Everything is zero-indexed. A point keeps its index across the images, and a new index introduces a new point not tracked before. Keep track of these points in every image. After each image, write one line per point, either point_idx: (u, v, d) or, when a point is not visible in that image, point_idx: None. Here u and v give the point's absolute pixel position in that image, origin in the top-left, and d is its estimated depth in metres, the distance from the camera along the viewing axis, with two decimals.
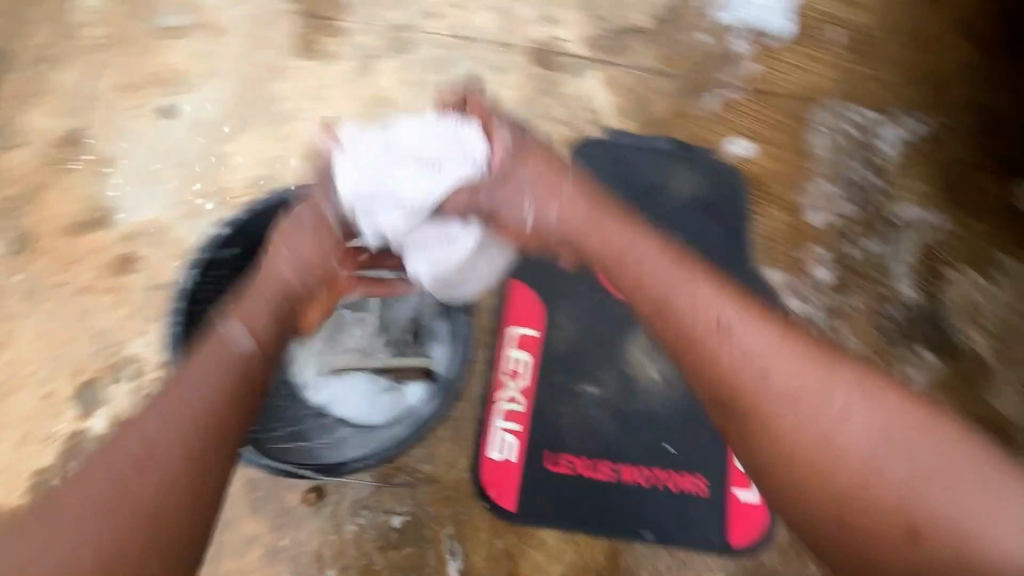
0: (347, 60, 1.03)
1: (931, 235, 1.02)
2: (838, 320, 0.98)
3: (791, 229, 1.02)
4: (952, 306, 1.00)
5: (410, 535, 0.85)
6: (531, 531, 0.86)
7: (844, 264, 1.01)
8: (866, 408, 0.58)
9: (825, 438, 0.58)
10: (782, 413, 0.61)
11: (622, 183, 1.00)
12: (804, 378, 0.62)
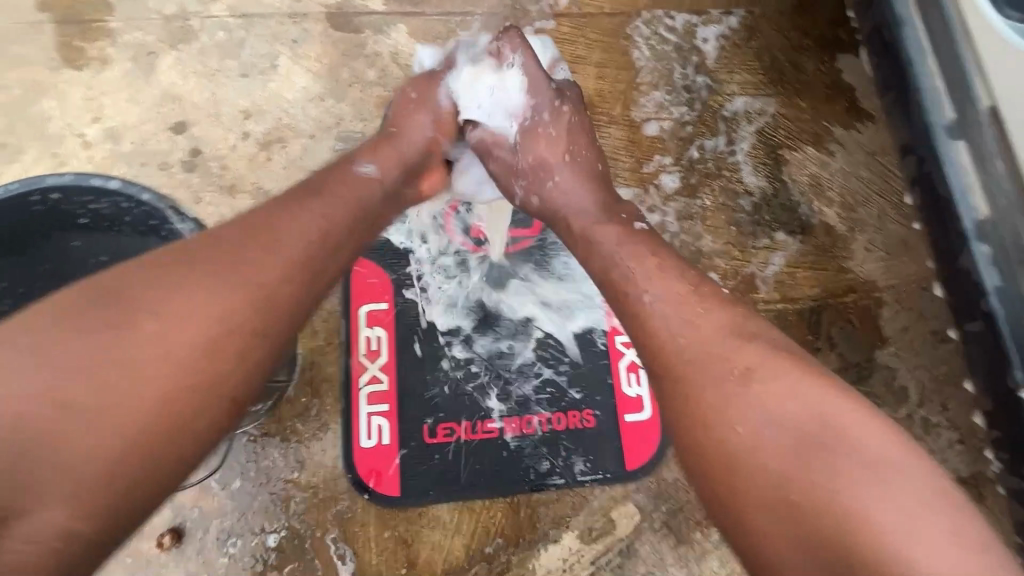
0: (121, 62, 0.93)
1: (763, 122, 1.04)
2: (693, 223, 0.97)
3: (631, 144, 1.00)
4: (797, 186, 1.01)
5: (290, 551, 0.78)
6: (422, 511, 0.81)
7: (688, 167, 1.00)
8: (791, 387, 0.52)
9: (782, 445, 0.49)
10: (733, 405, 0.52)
11: None
12: (766, 374, 0.53)
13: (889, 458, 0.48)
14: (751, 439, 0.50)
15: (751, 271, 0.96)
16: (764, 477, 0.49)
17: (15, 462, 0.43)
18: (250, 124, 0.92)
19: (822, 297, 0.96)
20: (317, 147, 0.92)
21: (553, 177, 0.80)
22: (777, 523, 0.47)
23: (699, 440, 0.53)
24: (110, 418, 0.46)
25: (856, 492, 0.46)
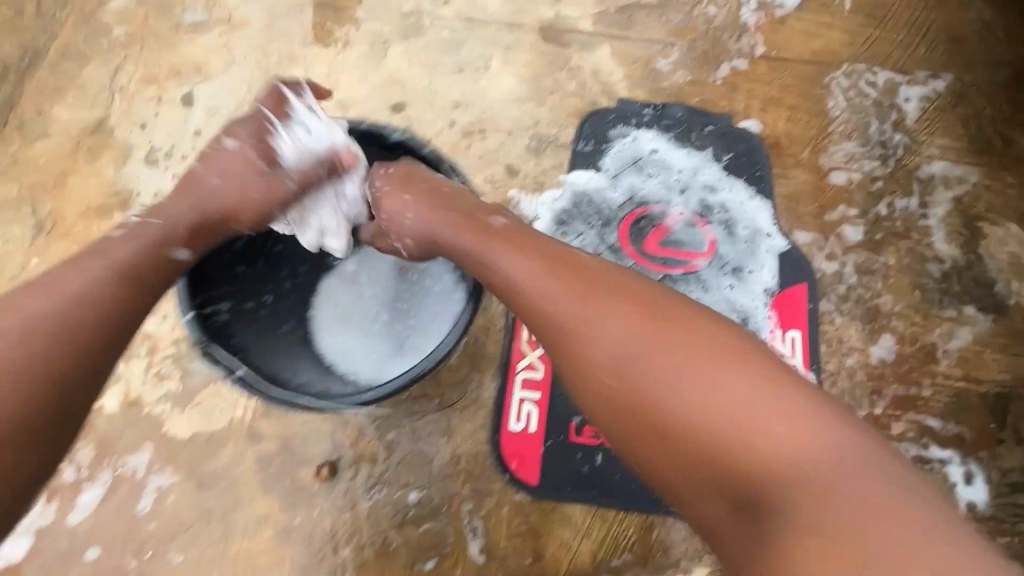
0: (360, 46, 1.05)
1: (962, 190, 0.98)
2: (873, 278, 0.93)
3: (815, 190, 0.98)
4: (994, 262, 0.94)
5: (428, 511, 0.80)
6: (556, 506, 0.81)
7: (873, 222, 0.96)
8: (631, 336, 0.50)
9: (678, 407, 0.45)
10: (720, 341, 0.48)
11: (636, 149, 0.99)
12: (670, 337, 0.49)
13: (774, 396, 0.44)
14: (714, 435, 0.43)
15: (932, 340, 0.90)
16: (694, 423, 0.44)
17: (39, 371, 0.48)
18: (458, 114, 1.01)
19: (1012, 385, 0.88)
20: (511, 143, 0.99)
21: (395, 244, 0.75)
22: (685, 474, 0.45)
23: (594, 388, 0.51)
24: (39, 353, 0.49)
25: (772, 443, 0.42)
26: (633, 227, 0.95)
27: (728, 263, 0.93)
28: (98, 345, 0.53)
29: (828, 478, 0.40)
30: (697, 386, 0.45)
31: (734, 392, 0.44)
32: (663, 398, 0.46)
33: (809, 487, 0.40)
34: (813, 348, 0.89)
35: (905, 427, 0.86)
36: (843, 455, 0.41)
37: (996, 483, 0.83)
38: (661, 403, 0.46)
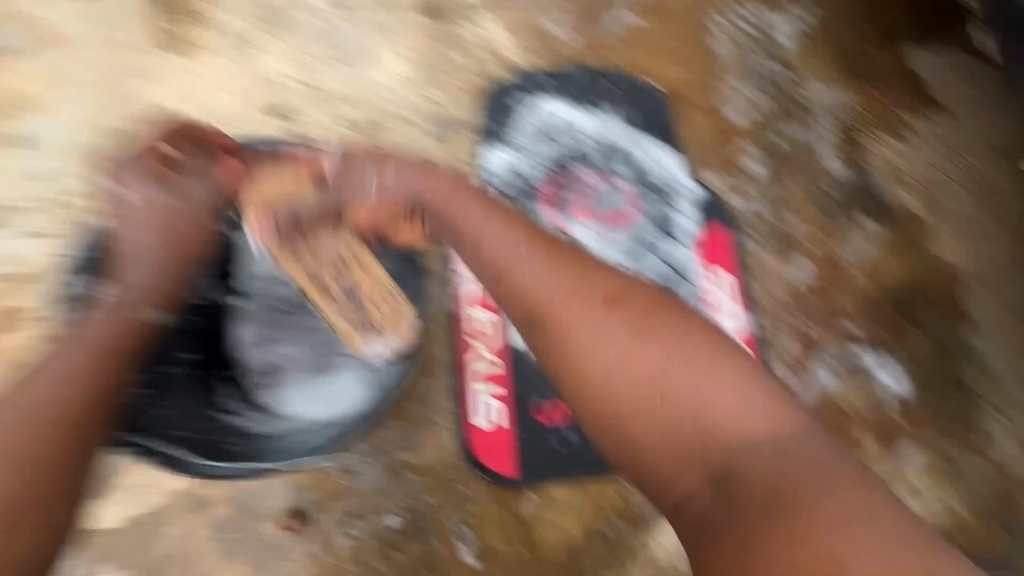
0: (219, 49, 0.93)
1: (840, 112, 1.06)
2: (780, 208, 0.99)
3: (718, 134, 1.02)
4: (877, 173, 1.03)
5: (413, 530, 0.77)
6: (540, 490, 0.81)
7: (772, 154, 1.02)
8: (653, 352, 0.51)
9: (616, 374, 0.51)
10: (671, 343, 0.52)
11: (543, 119, 0.97)
12: (658, 321, 0.53)
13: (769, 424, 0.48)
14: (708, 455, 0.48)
15: (839, 254, 0.98)
16: (702, 424, 0.49)
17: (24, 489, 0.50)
18: (350, 110, 0.93)
19: (908, 280, 0.98)
20: (415, 133, 0.93)
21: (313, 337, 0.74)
22: (756, 513, 0.44)
23: (622, 390, 0.51)
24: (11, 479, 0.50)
25: (734, 422, 0.48)
26: (555, 199, 0.93)
27: (650, 218, 0.94)
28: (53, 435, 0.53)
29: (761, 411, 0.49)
30: (700, 386, 0.50)
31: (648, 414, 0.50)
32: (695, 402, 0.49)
33: (778, 500, 0.44)
34: (741, 284, 0.93)
35: (830, 337, 0.94)
36: (826, 472, 0.45)
37: (910, 369, 0.94)
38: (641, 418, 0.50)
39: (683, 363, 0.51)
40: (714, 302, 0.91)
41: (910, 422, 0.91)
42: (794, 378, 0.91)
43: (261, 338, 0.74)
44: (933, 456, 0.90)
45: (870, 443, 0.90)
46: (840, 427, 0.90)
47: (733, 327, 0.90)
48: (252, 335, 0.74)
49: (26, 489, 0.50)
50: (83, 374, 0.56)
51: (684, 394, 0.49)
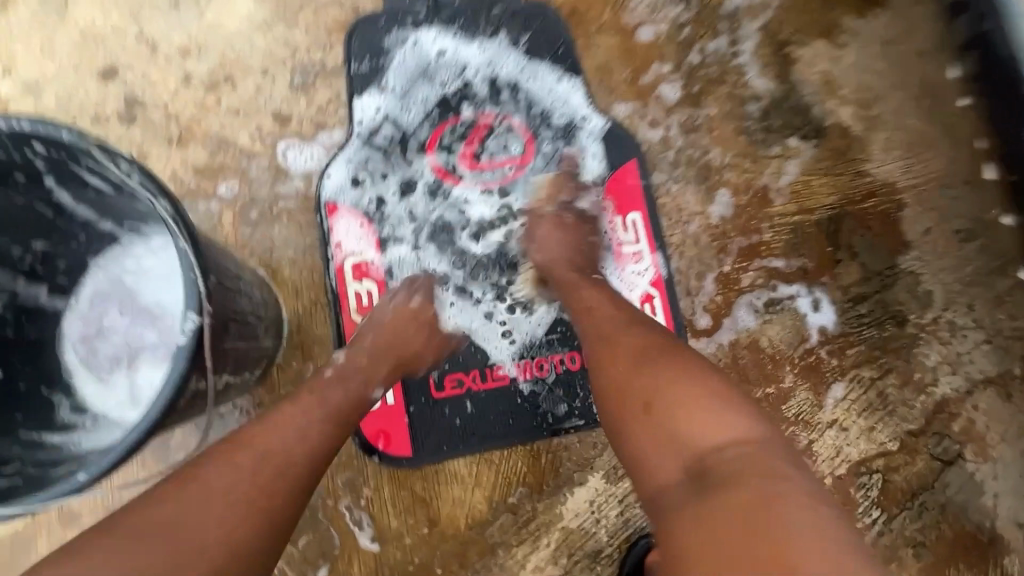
0: (27, 1, 0.79)
1: (767, 17, 0.93)
2: (698, 136, 0.89)
3: (628, 55, 0.89)
4: (808, 86, 0.92)
5: (303, 522, 0.73)
6: (438, 467, 0.76)
7: (689, 74, 0.90)
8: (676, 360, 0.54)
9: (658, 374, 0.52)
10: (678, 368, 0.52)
11: (421, 55, 0.84)
12: (655, 357, 0.54)
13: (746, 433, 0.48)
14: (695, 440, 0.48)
15: (764, 182, 0.89)
16: (683, 454, 0.48)
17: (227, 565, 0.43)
18: (192, 64, 0.80)
19: (840, 205, 0.90)
20: (271, 85, 0.81)
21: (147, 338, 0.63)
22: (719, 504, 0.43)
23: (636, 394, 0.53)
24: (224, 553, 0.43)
25: (719, 449, 0.47)
26: (440, 148, 0.82)
27: (551, 162, 0.85)
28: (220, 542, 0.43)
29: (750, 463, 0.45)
30: (697, 413, 0.49)
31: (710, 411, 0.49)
32: (681, 428, 0.49)
33: (747, 529, 0.41)
34: (655, 226, 0.85)
35: (754, 276, 0.86)
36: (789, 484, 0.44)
37: (839, 302, 0.87)
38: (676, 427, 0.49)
39: (676, 401, 0.50)
40: (623, 249, 0.84)
41: (839, 358, 0.86)
42: (714, 323, 0.84)
43: (105, 321, 0.64)
44: (863, 392, 0.85)
45: (796, 385, 0.84)
46: (764, 371, 0.84)
47: (645, 274, 0.83)
48: (95, 318, 0.64)
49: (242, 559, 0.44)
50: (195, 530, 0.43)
51: (693, 414, 0.49)
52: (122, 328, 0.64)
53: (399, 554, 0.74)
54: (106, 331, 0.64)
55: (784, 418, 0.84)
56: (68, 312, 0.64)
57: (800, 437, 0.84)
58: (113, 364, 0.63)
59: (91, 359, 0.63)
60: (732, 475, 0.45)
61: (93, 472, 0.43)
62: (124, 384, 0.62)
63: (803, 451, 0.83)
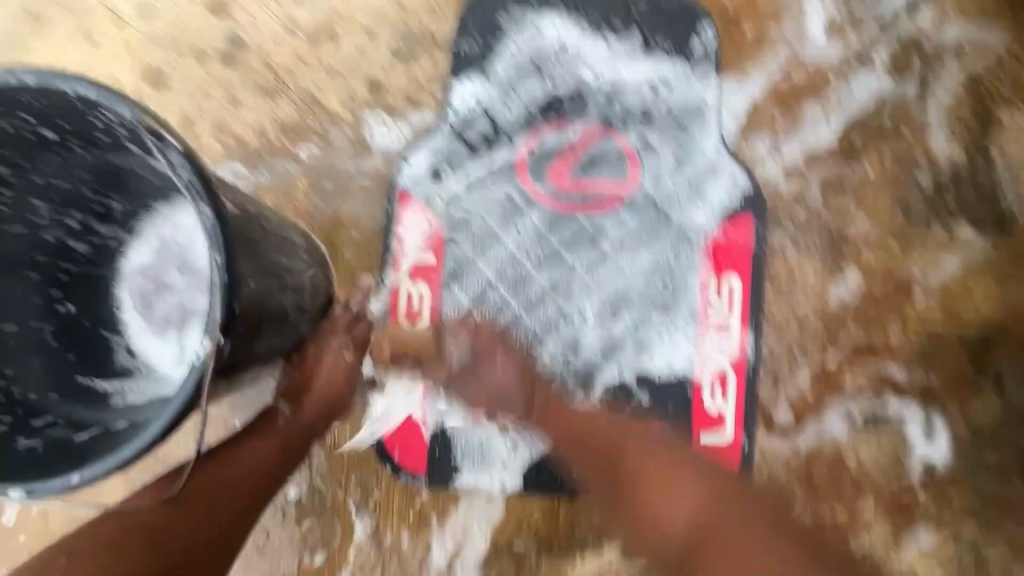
0: None
1: (978, 66, 0.73)
2: (842, 198, 0.73)
3: (782, 85, 0.74)
4: (1006, 164, 0.72)
5: (312, 505, 0.73)
6: (452, 492, 0.73)
7: (852, 121, 0.74)
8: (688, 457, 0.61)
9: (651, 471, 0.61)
10: (681, 473, 0.60)
11: (538, 44, 0.74)
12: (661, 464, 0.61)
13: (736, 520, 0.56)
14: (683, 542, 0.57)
15: (909, 273, 0.73)
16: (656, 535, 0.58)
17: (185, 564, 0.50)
18: (300, 11, 0.75)
19: (1001, 322, 0.72)
20: (373, 49, 0.75)
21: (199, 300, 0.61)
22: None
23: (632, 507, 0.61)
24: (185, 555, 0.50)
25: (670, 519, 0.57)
26: (535, 155, 0.74)
27: (653, 197, 0.74)
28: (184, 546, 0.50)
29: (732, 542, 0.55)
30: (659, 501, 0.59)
31: (683, 506, 0.58)
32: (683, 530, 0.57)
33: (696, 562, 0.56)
34: (755, 297, 0.73)
35: (861, 381, 0.72)
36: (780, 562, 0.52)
37: (962, 437, 0.71)
38: (655, 517, 0.59)
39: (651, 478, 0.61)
40: (708, 316, 0.73)
41: (938, 503, 0.71)
42: (796, 422, 0.72)
43: (167, 277, 0.62)
44: (957, 550, 0.71)
45: (875, 518, 0.71)
46: (841, 493, 0.72)
47: (727, 351, 0.72)
48: (156, 272, 0.62)
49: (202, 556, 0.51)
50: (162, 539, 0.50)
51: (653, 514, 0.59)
52: (180, 288, 0.62)
53: (394, 563, 0.73)
54: (166, 288, 0.62)
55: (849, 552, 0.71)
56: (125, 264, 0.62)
57: None
58: (166, 322, 0.61)
59: (146, 314, 0.62)
60: (703, 545, 0.55)
61: (88, 476, 0.43)
62: (174, 342, 0.61)
63: None
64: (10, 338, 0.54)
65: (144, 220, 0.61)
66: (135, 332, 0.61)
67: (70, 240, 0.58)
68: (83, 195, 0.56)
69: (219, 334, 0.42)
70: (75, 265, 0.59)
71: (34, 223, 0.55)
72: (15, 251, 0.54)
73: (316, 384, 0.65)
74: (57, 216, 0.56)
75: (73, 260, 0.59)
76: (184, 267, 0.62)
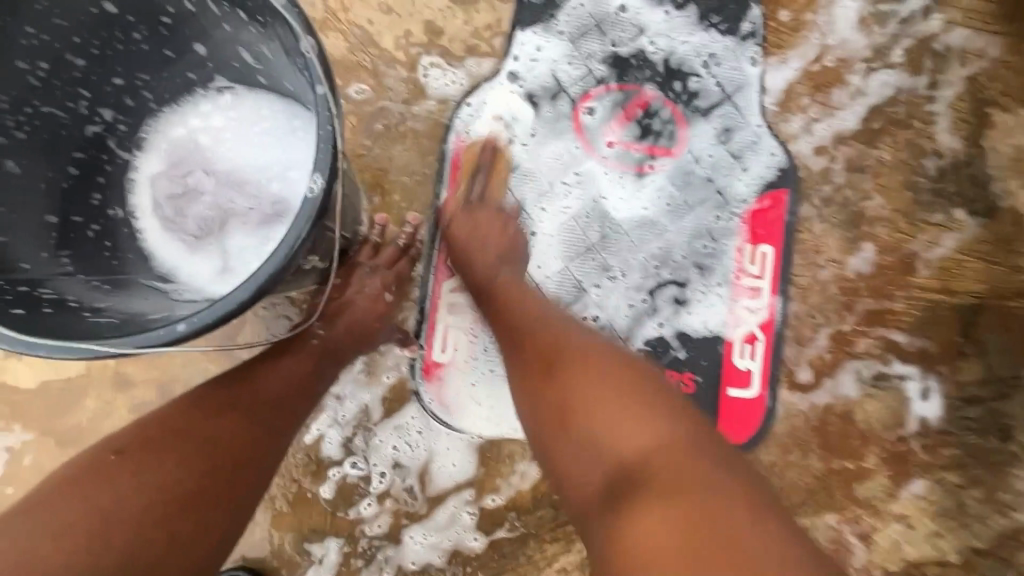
0: None
1: (979, 68, 0.82)
2: (861, 177, 0.80)
3: (815, 69, 0.80)
4: (995, 158, 0.81)
5: (348, 457, 0.71)
6: (495, 446, 0.73)
7: (872, 107, 0.81)
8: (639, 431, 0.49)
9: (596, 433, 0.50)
10: (599, 368, 0.53)
11: (601, 4, 0.75)
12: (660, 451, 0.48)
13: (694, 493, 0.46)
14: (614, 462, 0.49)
15: (913, 249, 0.81)
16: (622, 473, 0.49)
17: (217, 458, 0.50)
18: None
19: (985, 296, 0.81)
20: None
21: (237, 203, 0.59)
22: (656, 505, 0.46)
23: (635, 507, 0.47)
24: (217, 451, 0.50)
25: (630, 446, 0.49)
26: (589, 114, 0.75)
27: (699, 163, 0.77)
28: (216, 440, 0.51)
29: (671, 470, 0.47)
30: (614, 423, 0.50)
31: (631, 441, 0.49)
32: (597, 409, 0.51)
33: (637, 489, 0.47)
34: (785, 264, 0.77)
35: (871, 344, 0.79)
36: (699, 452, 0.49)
37: (950, 397, 0.80)
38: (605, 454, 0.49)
39: (591, 401, 0.51)
40: (742, 280, 0.77)
41: (929, 455, 0.80)
42: (815, 380, 0.78)
43: (193, 181, 0.60)
44: (942, 496, 0.79)
45: (876, 469, 0.79)
46: (849, 445, 0.78)
47: (757, 313, 0.77)
48: (179, 176, 0.60)
49: (244, 449, 0.52)
50: (190, 431, 0.50)
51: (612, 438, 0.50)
52: (210, 189, 0.59)
53: (433, 515, 0.72)
54: (192, 191, 0.60)
55: (853, 499, 0.79)
56: (138, 170, 0.60)
57: (864, 522, 0.79)
58: (202, 227, 0.59)
59: (177, 219, 0.59)
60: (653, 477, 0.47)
61: (196, 324, 0.40)
62: (214, 244, 0.58)
63: (862, 537, 0.78)
64: (50, 231, 0.53)
65: (158, 122, 0.60)
66: (163, 242, 0.59)
67: (112, 141, 0.58)
68: (123, 90, 0.57)
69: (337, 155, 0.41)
70: (108, 166, 0.59)
71: (75, 111, 0.54)
72: (56, 140, 0.54)
73: (348, 312, 0.64)
74: (105, 113, 0.57)
75: (112, 161, 0.59)
76: (205, 168, 0.60)
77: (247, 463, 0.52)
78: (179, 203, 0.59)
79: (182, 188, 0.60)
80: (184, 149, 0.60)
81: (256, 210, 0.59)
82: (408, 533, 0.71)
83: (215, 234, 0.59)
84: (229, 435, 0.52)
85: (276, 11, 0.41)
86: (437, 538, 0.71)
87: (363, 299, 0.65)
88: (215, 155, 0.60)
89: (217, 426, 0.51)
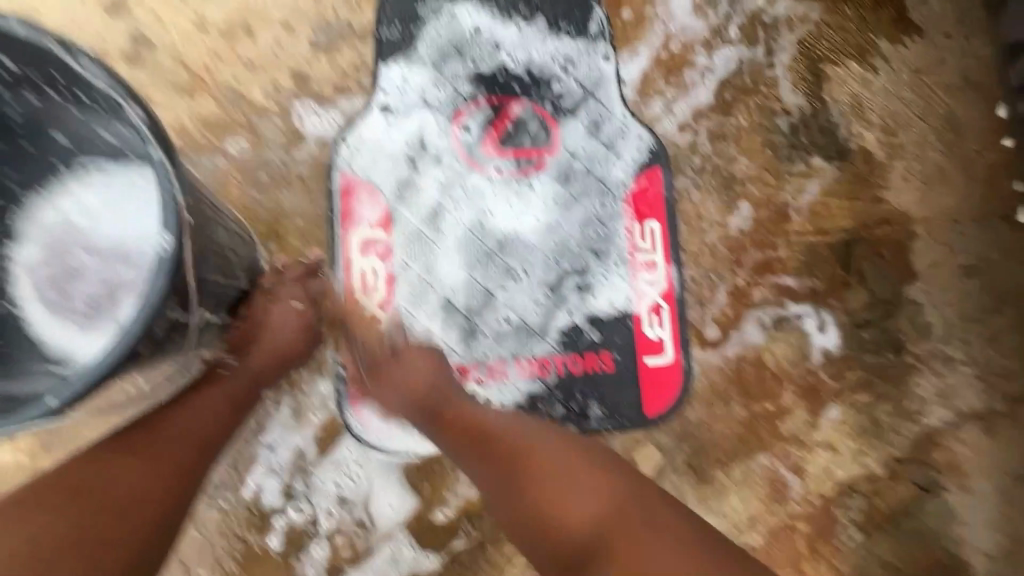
0: None
1: (805, 31, 0.91)
2: (725, 144, 0.87)
3: (664, 56, 0.87)
4: (836, 107, 0.91)
5: (292, 503, 0.71)
6: (435, 460, 0.74)
7: (721, 81, 0.89)
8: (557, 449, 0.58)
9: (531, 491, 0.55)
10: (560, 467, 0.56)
11: (455, 29, 0.80)
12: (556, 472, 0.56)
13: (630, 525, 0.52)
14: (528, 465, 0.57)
15: (784, 200, 0.88)
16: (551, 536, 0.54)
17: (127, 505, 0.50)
18: (210, 10, 0.75)
19: (854, 229, 0.89)
20: (292, 41, 0.76)
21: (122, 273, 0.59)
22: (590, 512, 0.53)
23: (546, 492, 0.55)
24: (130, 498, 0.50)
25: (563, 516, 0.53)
26: (465, 130, 0.79)
27: (576, 157, 0.82)
28: (129, 486, 0.50)
29: (641, 546, 0.50)
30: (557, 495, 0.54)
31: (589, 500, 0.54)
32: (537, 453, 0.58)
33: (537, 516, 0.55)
34: (672, 234, 0.83)
35: (765, 291, 0.86)
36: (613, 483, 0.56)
37: (845, 325, 0.88)
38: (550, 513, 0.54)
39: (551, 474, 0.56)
40: (637, 256, 0.82)
41: (837, 380, 0.86)
42: (722, 335, 0.84)
43: (74, 262, 0.60)
44: (856, 416, 0.86)
45: (794, 404, 0.85)
46: (765, 387, 0.84)
47: (656, 283, 0.82)
48: (62, 261, 0.60)
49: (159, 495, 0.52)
50: (98, 479, 0.50)
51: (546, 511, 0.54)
52: (93, 265, 0.59)
53: (386, 541, 0.72)
54: (76, 271, 0.60)
55: (779, 436, 0.84)
56: (19, 262, 0.60)
57: (793, 455, 0.84)
58: (91, 304, 0.59)
59: (64, 302, 0.59)
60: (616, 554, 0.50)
61: (67, 395, 0.41)
62: (104, 318, 0.58)
63: (795, 470, 0.84)
64: None
65: (31, 211, 0.60)
66: (52, 328, 0.58)
67: None
68: None
69: (182, 212, 0.43)
70: None
71: None
72: None
73: (264, 337, 0.67)
74: None
75: None
76: (85, 246, 0.60)
77: (163, 510, 0.52)
78: (64, 287, 0.59)
79: (66, 272, 0.60)
80: (62, 232, 0.60)
81: (140, 275, 0.58)
82: (365, 564, 0.72)
83: (104, 308, 0.59)
84: (141, 480, 0.51)
85: (101, 89, 0.44)
86: (396, 562, 0.72)
87: (282, 321, 0.68)
88: (94, 232, 0.60)
89: (127, 472, 0.51)
